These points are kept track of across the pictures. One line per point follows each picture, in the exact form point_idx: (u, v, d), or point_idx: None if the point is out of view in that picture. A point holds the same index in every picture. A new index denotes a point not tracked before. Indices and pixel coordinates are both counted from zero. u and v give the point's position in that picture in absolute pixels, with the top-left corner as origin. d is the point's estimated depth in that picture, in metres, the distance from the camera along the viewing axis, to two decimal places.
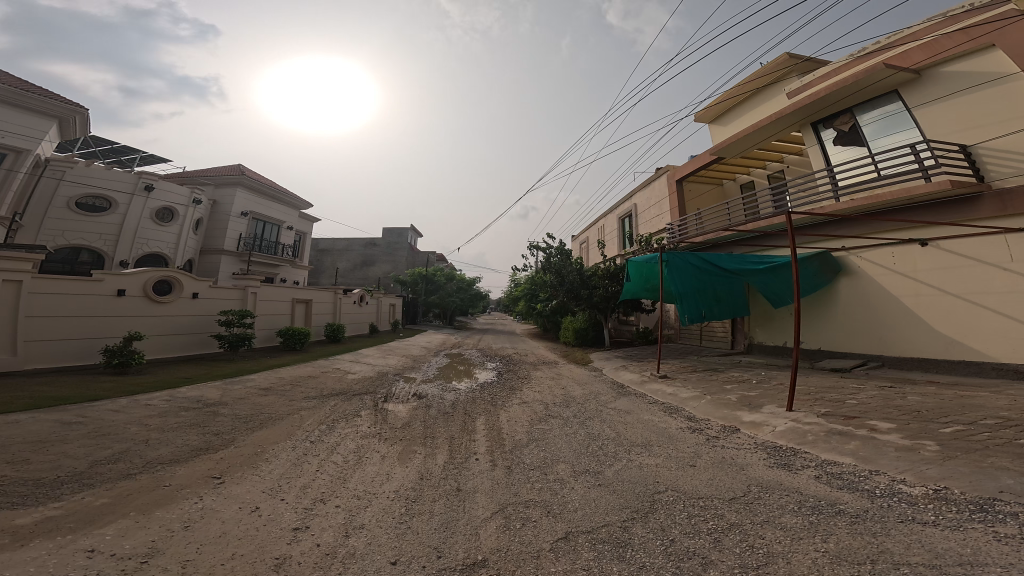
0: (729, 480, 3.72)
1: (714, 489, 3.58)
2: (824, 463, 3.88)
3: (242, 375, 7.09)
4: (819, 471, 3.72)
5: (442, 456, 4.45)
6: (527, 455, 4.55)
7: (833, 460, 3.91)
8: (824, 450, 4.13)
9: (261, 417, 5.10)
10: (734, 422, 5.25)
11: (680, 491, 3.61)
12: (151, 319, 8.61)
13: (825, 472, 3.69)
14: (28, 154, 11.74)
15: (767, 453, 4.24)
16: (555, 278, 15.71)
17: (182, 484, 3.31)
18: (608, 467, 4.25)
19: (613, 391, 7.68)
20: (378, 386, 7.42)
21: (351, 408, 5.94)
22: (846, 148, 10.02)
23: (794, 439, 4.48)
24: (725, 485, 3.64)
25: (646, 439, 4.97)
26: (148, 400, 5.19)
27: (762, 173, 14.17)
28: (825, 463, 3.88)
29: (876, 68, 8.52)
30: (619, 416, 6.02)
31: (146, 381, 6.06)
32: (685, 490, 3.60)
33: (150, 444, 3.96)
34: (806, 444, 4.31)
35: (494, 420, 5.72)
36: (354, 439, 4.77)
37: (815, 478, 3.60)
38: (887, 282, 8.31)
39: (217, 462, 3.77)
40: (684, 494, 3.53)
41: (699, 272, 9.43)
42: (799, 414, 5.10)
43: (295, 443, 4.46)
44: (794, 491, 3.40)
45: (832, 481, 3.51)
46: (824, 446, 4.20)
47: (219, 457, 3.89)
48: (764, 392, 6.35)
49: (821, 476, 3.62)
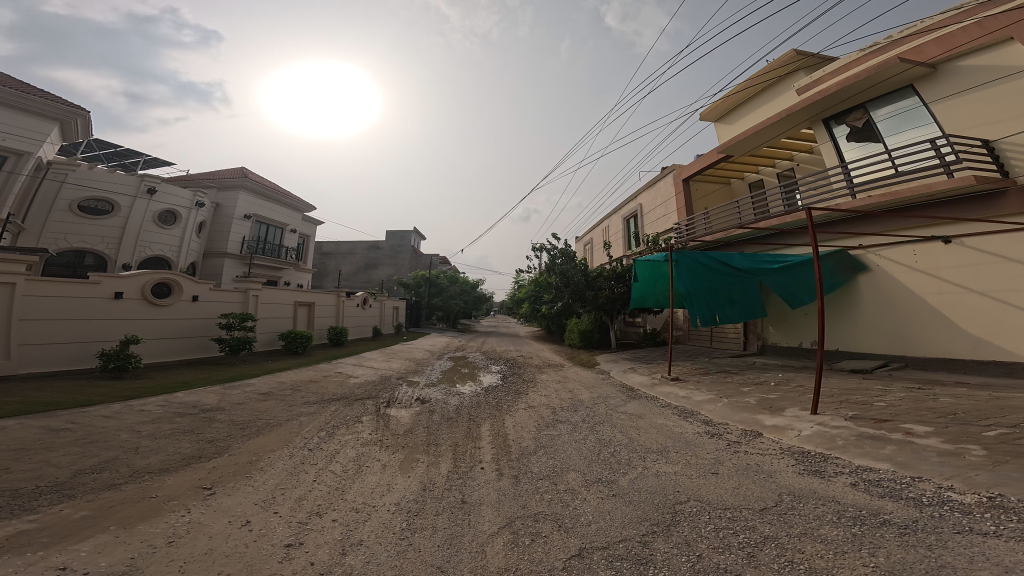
0: (757, 489, 3.47)
1: (742, 498, 3.35)
2: (858, 470, 3.62)
3: (243, 379, 6.88)
4: (854, 479, 3.47)
5: (446, 466, 4.23)
6: (536, 463, 4.32)
7: (867, 466, 3.65)
8: (857, 456, 3.86)
9: (259, 424, 4.89)
10: (755, 426, 4.98)
11: (704, 501, 3.35)
12: (150, 323, 8.45)
13: (860, 479, 3.44)
14: (29, 157, 11.67)
15: (795, 459, 3.97)
16: (560, 279, 15.48)
17: (171, 495, 3.11)
18: (624, 475, 4.02)
19: (623, 395, 7.41)
20: (380, 390, 7.19)
21: (352, 414, 5.71)
22: (860, 145, 9.76)
23: (822, 444, 4.21)
24: (754, 494, 3.38)
25: (663, 445, 4.71)
26: (142, 406, 4.97)
27: (771, 171, 13.90)
28: (860, 469, 3.62)
29: (889, 62, 8.28)
30: (630, 421, 5.77)
31: (142, 386, 5.85)
32: (709, 500, 3.35)
33: (139, 452, 3.76)
34: (836, 449, 4.04)
35: (501, 426, 5.48)
36: (355, 446, 4.55)
37: (850, 486, 3.37)
38: (907, 281, 8.03)
39: (209, 471, 3.57)
40: (709, 505, 3.28)
41: (710, 272, 9.18)
42: (825, 418, 4.81)
43: (292, 450, 4.25)
44: (829, 501, 3.16)
45: (870, 489, 3.27)
46: (856, 451, 3.94)
47: (211, 465, 3.69)
48: (784, 395, 6.06)
49: (858, 484, 3.38)
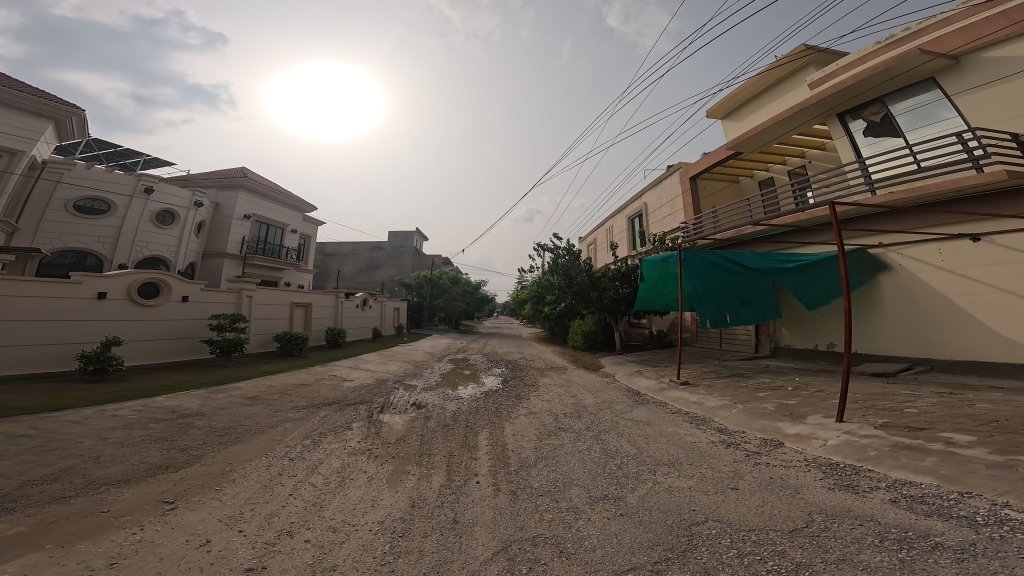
0: (783, 507, 3.09)
1: (766, 517, 2.97)
2: (897, 484, 3.23)
3: (230, 382, 6.58)
4: (895, 495, 3.09)
5: (439, 479, 3.88)
6: (536, 477, 3.96)
7: (907, 480, 3.26)
8: (893, 468, 3.47)
9: (239, 431, 4.56)
10: (775, 435, 4.59)
11: (724, 522, 2.99)
12: (136, 324, 8.19)
13: (901, 496, 3.06)
14: (23, 156, 11.49)
15: (823, 472, 3.58)
16: (563, 279, 15.12)
17: (125, 510, 2.93)
18: (632, 491, 3.66)
19: (630, 400, 7.04)
20: (374, 394, 6.86)
21: (342, 420, 5.38)
22: (877, 140, 9.31)
23: (852, 455, 3.81)
24: (780, 513, 3.01)
25: (675, 457, 4.34)
26: (116, 410, 4.67)
27: (782, 168, 13.46)
28: (898, 484, 3.24)
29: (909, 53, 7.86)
30: (637, 428, 5.39)
31: (121, 389, 5.57)
32: (730, 520, 2.98)
33: (100, 463, 3.47)
34: (868, 461, 3.65)
35: (499, 434, 5.12)
36: (341, 456, 4.22)
37: (890, 503, 2.99)
38: (933, 280, 7.58)
39: (173, 483, 3.32)
40: (730, 526, 2.91)
41: (721, 271, 8.76)
42: (853, 426, 4.42)
43: (271, 460, 3.93)
44: (866, 521, 2.79)
45: (914, 507, 2.89)
46: (892, 464, 3.54)
47: (178, 477, 3.42)
48: (803, 401, 5.67)
49: (899, 501, 3.01)
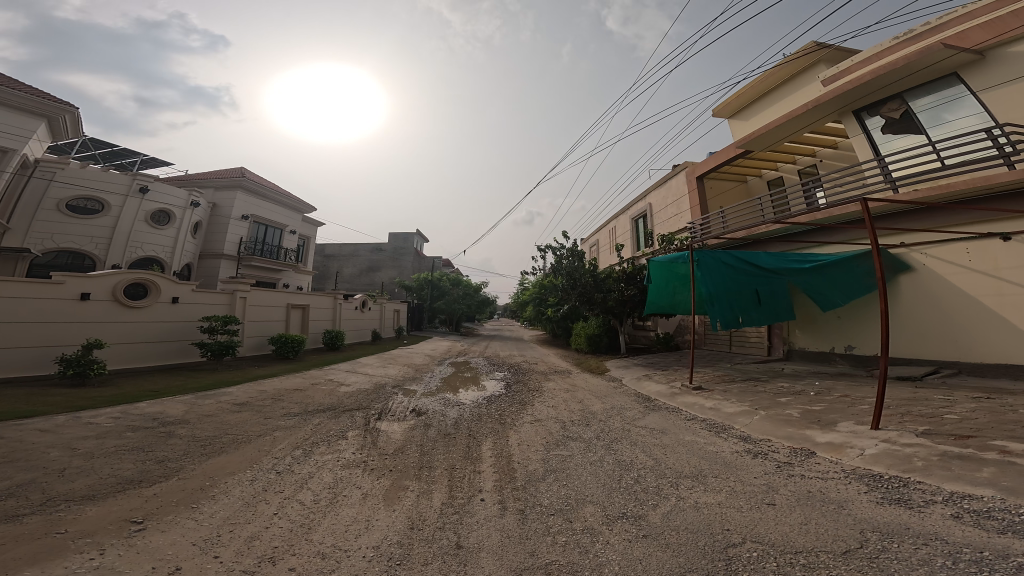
0: (830, 526, 2.74)
1: (814, 537, 2.64)
2: (954, 498, 2.89)
3: (220, 387, 6.22)
4: (956, 510, 2.75)
5: (441, 496, 3.54)
6: (546, 493, 3.60)
7: (965, 493, 2.92)
8: (945, 480, 3.12)
9: (223, 440, 4.21)
10: (805, 444, 4.25)
11: (765, 543, 2.63)
12: (122, 326, 7.86)
13: (964, 511, 2.72)
14: (14, 154, 11.22)
15: (867, 486, 3.24)
16: (567, 281, 14.81)
17: (85, 530, 2.58)
18: (654, 509, 3.31)
19: (641, 406, 6.68)
20: (372, 400, 6.52)
21: (337, 428, 5.04)
22: (896, 138, 8.94)
23: (896, 465, 3.48)
24: (828, 533, 2.66)
25: (698, 469, 3.99)
26: (92, 418, 4.33)
27: (792, 168, 13.11)
28: (956, 497, 2.90)
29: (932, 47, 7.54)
30: (652, 437, 5.03)
31: (101, 393, 5.23)
32: (771, 541, 2.63)
33: (64, 476, 3.12)
34: (917, 472, 3.31)
35: (504, 445, 4.76)
36: (333, 469, 3.86)
37: (953, 519, 2.66)
38: (960, 281, 7.21)
39: (145, 499, 2.97)
40: (773, 548, 2.55)
41: (734, 272, 8.39)
42: (891, 434, 4.07)
43: (255, 474, 3.58)
44: (930, 540, 2.47)
45: (981, 523, 2.55)
46: (944, 475, 3.20)
47: (151, 492, 3.07)
48: (830, 407, 5.31)
49: (962, 516, 2.67)
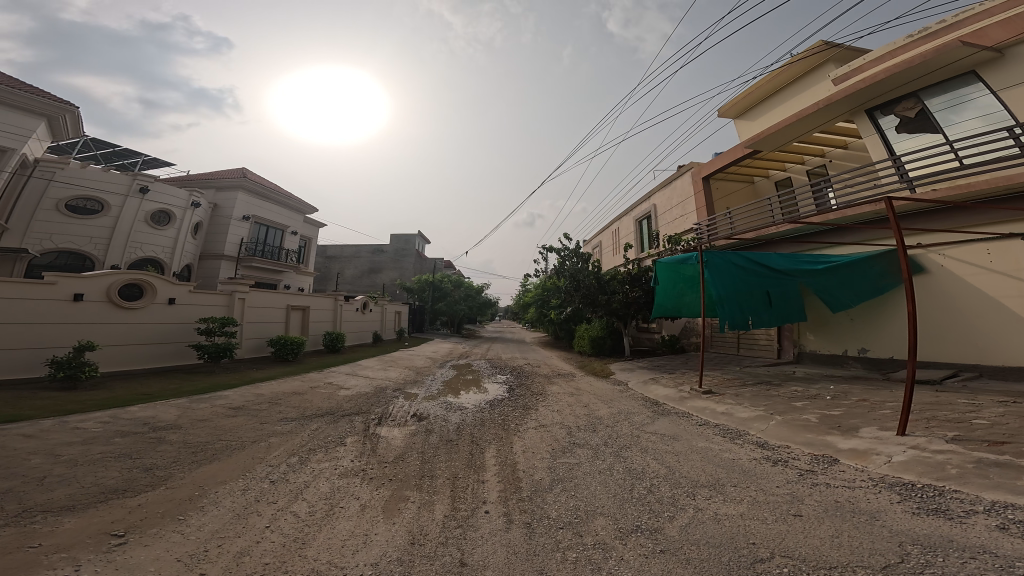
0: (866, 540, 2.55)
1: (849, 550, 2.45)
2: (997, 508, 2.70)
3: (215, 391, 6.04)
4: (1000, 520, 2.56)
5: (444, 508, 3.34)
6: (554, 505, 3.40)
7: (1008, 503, 2.72)
8: (984, 489, 2.94)
9: (216, 446, 4.02)
10: (827, 451, 4.10)
11: (796, 558, 2.44)
12: (117, 328, 7.72)
13: (1010, 521, 2.53)
14: (13, 153, 11.09)
15: (904, 499, 3.04)
16: (570, 282, 14.60)
17: (61, 545, 2.38)
18: (671, 521, 3.11)
19: (649, 411, 6.46)
20: (372, 404, 6.32)
21: (336, 434, 4.84)
22: (911, 137, 8.74)
23: (928, 473, 3.30)
24: (865, 547, 2.46)
25: (715, 478, 3.81)
26: (79, 423, 4.15)
27: (800, 168, 12.91)
28: (999, 507, 2.70)
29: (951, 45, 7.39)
30: (664, 444, 4.82)
31: (92, 397, 5.05)
32: (802, 556, 2.43)
33: (45, 486, 2.93)
34: (952, 481, 3.13)
35: (508, 452, 4.56)
36: (330, 478, 3.66)
37: (999, 530, 2.47)
38: (981, 282, 6.97)
39: (128, 511, 2.75)
40: (805, 564, 2.36)
41: (744, 272, 8.17)
42: (920, 441, 3.90)
43: (248, 482, 3.37)
44: (979, 554, 2.28)
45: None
46: (981, 483, 3.01)
47: (136, 503, 2.86)
48: (849, 412, 5.11)
49: (1009, 527, 2.48)
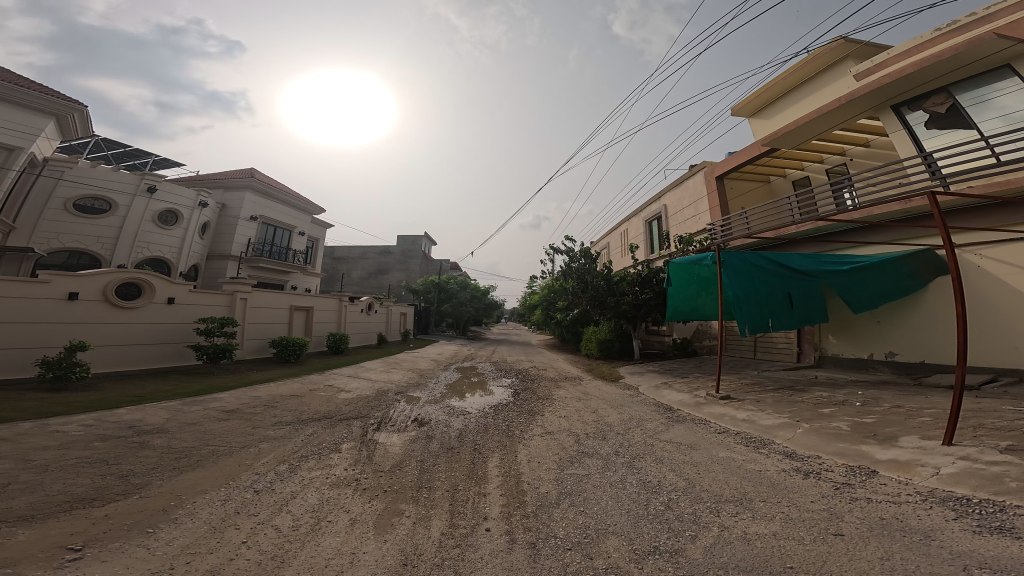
0: (924, 568, 2.27)
1: None
2: None
3: (210, 393, 5.83)
4: None
5: (441, 524, 3.07)
6: (561, 522, 3.09)
7: None
8: None
9: (203, 451, 3.78)
10: (864, 462, 3.88)
11: None
12: (113, 328, 7.60)
13: None
14: (20, 152, 11.11)
15: (962, 515, 2.89)
16: (578, 284, 14.27)
17: (8, 560, 2.14)
18: (693, 542, 2.79)
19: (663, 417, 6.13)
20: (373, 408, 6.09)
21: (333, 439, 4.60)
22: (942, 133, 8.32)
23: (984, 487, 3.12)
24: None
25: (741, 491, 3.49)
26: (59, 426, 3.93)
27: (819, 167, 12.46)
28: None
29: (984, 37, 7.00)
30: (681, 453, 4.51)
31: (80, 399, 4.86)
32: None
33: (6, 494, 2.71)
34: (1013, 496, 2.94)
35: (513, 461, 4.28)
36: (320, 489, 3.39)
37: None
38: (1021, 282, 6.51)
39: (92, 523, 2.50)
40: None
41: (763, 274, 7.77)
42: (970, 451, 3.71)
43: (229, 492, 3.11)
44: None
45: None
46: None
47: (103, 514, 2.61)
48: (883, 419, 4.86)
49: None
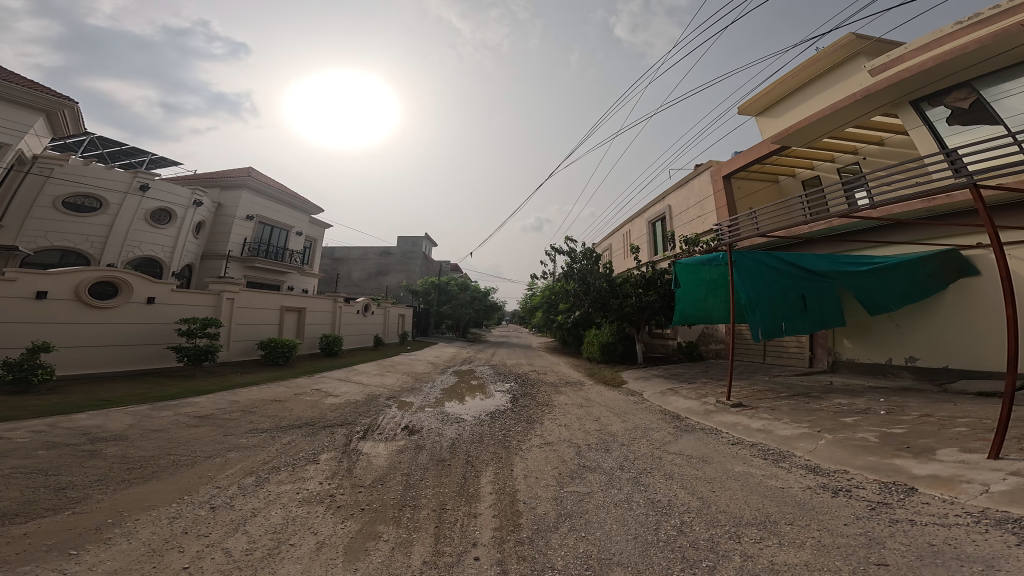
0: None
1: None
2: None
3: (185, 397, 5.46)
4: None
5: (421, 550, 2.66)
6: (559, 550, 2.69)
7: None
8: None
9: (161, 462, 3.40)
10: (900, 478, 3.46)
11: None
12: (89, 328, 7.31)
13: None
14: (9, 149, 10.81)
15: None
16: (580, 285, 13.91)
17: None
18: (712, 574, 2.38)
19: (671, 426, 5.70)
20: (361, 414, 5.70)
21: (312, 449, 4.22)
22: (965, 129, 7.91)
23: None
24: None
25: (764, 513, 3.08)
26: (5, 433, 3.57)
27: (831, 166, 12.04)
28: None
29: (1013, 28, 6.60)
30: (693, 468, 4.10)
31: (39, 402, 4.51)
32: None
33: None
34: None
35: (507, 475, 3.88)
36: (287, 506, 3.01)
37: None
38: None
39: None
40: None
41: (778, 275, 7.36)
42: (1021, 467, 3.29)
43: (179, 510, 2.71)
44: None
45: None
46: None
47: (20, 534, 2.22)
48: (914, 430, 4.44)
49: None
